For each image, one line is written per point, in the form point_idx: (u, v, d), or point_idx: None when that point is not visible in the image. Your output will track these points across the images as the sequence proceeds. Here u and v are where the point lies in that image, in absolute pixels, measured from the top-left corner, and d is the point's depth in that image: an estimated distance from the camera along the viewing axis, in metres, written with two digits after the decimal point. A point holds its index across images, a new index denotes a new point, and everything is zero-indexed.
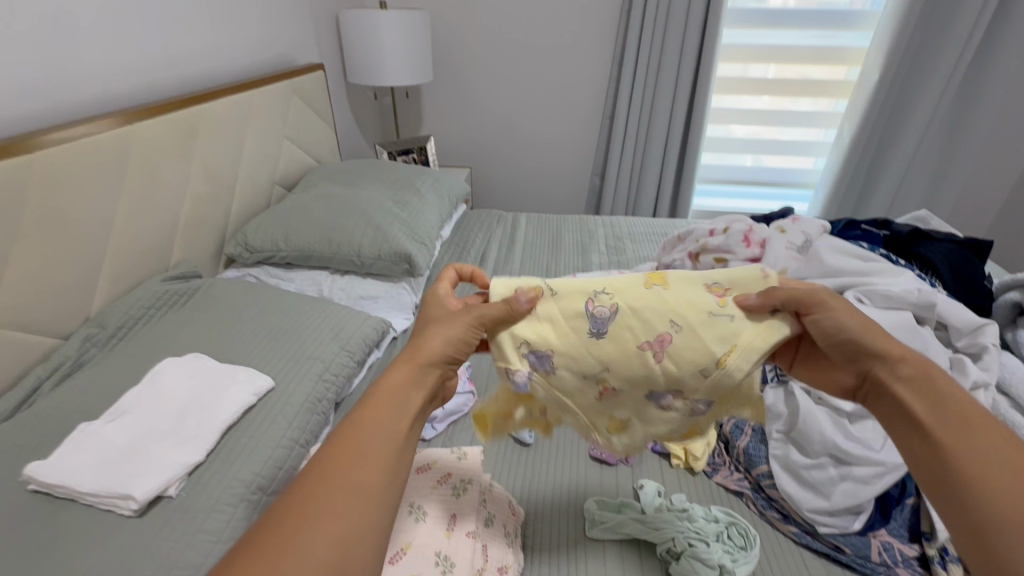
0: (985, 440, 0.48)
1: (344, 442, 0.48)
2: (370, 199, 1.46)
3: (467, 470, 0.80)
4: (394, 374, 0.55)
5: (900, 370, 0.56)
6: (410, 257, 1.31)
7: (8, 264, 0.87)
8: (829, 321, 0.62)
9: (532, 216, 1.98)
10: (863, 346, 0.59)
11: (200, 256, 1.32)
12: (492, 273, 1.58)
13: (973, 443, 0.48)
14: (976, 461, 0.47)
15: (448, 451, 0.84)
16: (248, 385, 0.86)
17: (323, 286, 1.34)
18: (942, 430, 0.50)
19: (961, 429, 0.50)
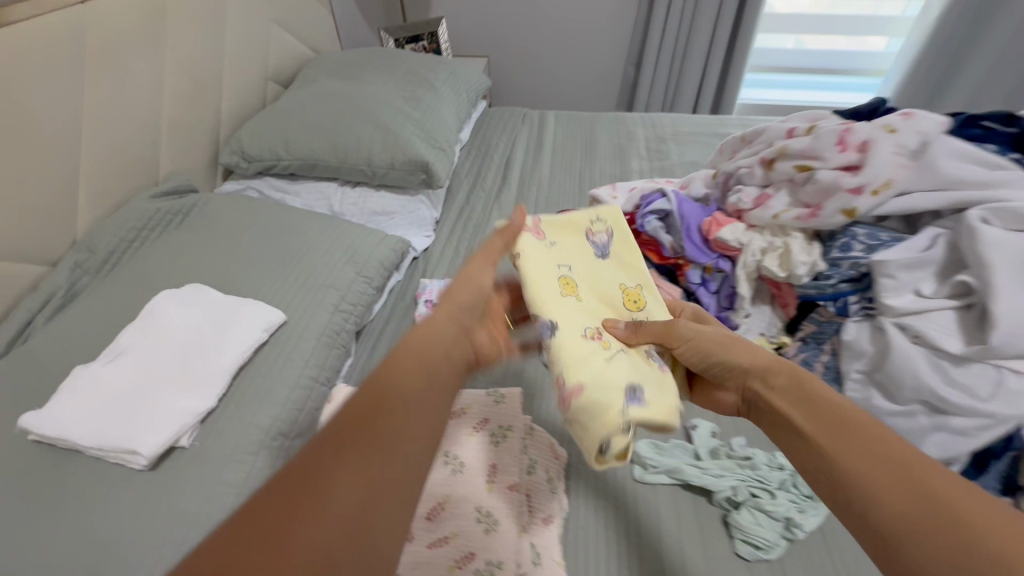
0: (867, 443, 0.45)
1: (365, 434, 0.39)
2: (377, 96, 1.25)
3: (506, 415, 0.74)
4: (433, 321, 0.52)
5: (783, 386, 0.55)
6: (427, 167, 1.14)
7: None
8: (692, 346, 0.62)
9: (561, 114, 1.74)
10: (719, 358, 0.60)
11: (193, 167, 1.17)
12: (519, 183, 1.41)
13: (863, 450, 0.45)
14: (883, 477, 0.43)
15: (484, 392, 0.77)
16: (258, 319, 0.76)
17: (332, 200, 1.20)
18: (826, 438, 0.48)
19: (837, 452, 0.46)
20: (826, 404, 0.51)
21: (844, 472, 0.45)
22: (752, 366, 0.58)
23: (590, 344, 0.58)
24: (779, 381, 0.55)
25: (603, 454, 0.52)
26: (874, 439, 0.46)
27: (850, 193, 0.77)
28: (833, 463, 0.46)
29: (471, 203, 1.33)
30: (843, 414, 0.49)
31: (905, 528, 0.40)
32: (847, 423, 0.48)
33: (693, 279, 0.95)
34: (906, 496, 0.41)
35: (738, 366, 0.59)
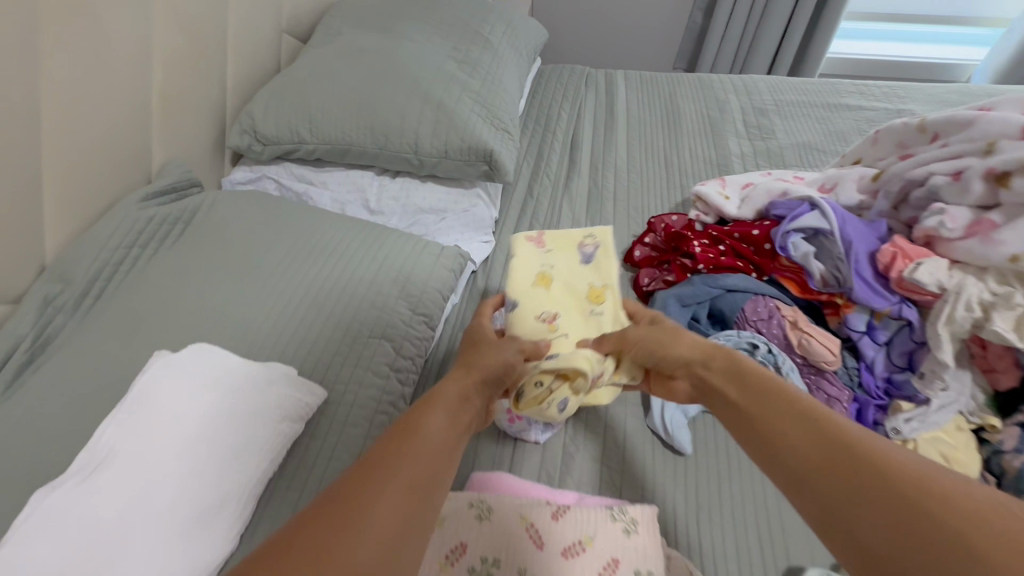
0: (814, 421, 0.39)
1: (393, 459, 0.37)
2: (423, 59, 0.98)
3: (641, 557, 0.52)
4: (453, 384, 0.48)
5: (721, 371, 0.49)
6: (491, 156, 0.89)
7: None
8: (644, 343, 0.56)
9: (632, 73, 1.44)
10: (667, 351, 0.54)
11: (195, 154, 0.93)
12: (591, 167, 1.15)
13: (797, 418, 0.40)
14: (819, 460, 0.36)
15: (606, 513, 0.55)
16: (288, 413, 0.56)
17: (367, 193, 0.96)
18: (755, 411, 0.43)
19: (779, 435, 0.40)
20: (766, 387, 0.44)
21: (785, 454, 0.38)
22: (696, 353, 0.52)
23: (539, 325, 0.62)
24: (715, 367, 0.50)
25: (518, 397, 0.56)
26: (817, 418, 0.39)
27: None
28: (772, 446, 0.40)
29: (535, 194, 1.08)
30: (772, 391, 0.44)
31: (856, 508, 0.33)
32: (789, 403, 0.42)
33: (856, 327, 0.72)
34: (844, 476, 0.34)
35: (687, 360, 0.53)
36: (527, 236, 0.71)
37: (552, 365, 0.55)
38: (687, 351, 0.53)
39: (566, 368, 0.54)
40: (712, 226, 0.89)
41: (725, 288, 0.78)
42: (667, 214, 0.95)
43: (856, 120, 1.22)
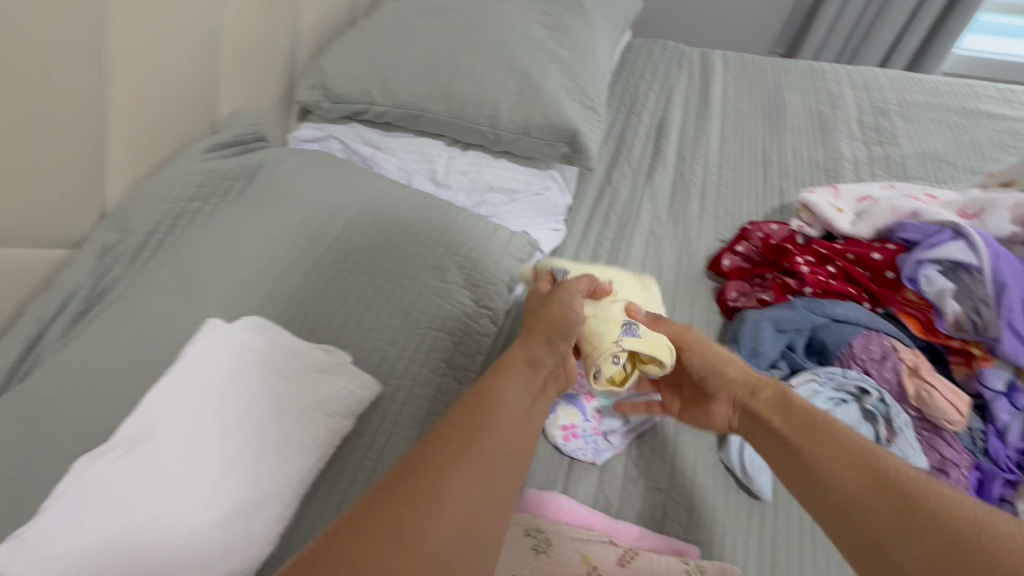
0: (855, 464, 0.44)
1: (445, 442, 0.42)
2: (511, 21, 0.88)
3: None
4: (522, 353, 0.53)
5: (767, 396, 0.55)
6: (576, 137, 0.81)
7: None
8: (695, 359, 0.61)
9: (732, 55, 1.29)
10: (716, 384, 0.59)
11: (263, 106, 0.88)
12: (677, 159, 1.04)
13: (834, 461, 0.46)
14: (837, 480, 0.44)
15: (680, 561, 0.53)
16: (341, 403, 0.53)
17: (434, 164, 0.90)
18: (801, 447, 0.48)
19: (817, 470, 0.46)
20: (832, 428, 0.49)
21: (824, 489, 0.45)
22: (707, 369, 0.60)
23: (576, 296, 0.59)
24: (768, 397, 0.55)
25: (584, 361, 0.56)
26: (843, 451, 0.46)
27: None
28: (813, 480, 0.46)
29: (612, 182, 0.98)
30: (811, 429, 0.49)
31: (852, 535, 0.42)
32: (842, 442, 0.47)
33: (989, 384, 0.62)
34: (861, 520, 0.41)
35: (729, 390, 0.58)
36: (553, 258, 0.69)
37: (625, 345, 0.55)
38: (696, 370, 0.61)
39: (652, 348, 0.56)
40: (820, 243, 0.77)
41: (832, 317, 0.68)
42: (767, 223, 0.84)
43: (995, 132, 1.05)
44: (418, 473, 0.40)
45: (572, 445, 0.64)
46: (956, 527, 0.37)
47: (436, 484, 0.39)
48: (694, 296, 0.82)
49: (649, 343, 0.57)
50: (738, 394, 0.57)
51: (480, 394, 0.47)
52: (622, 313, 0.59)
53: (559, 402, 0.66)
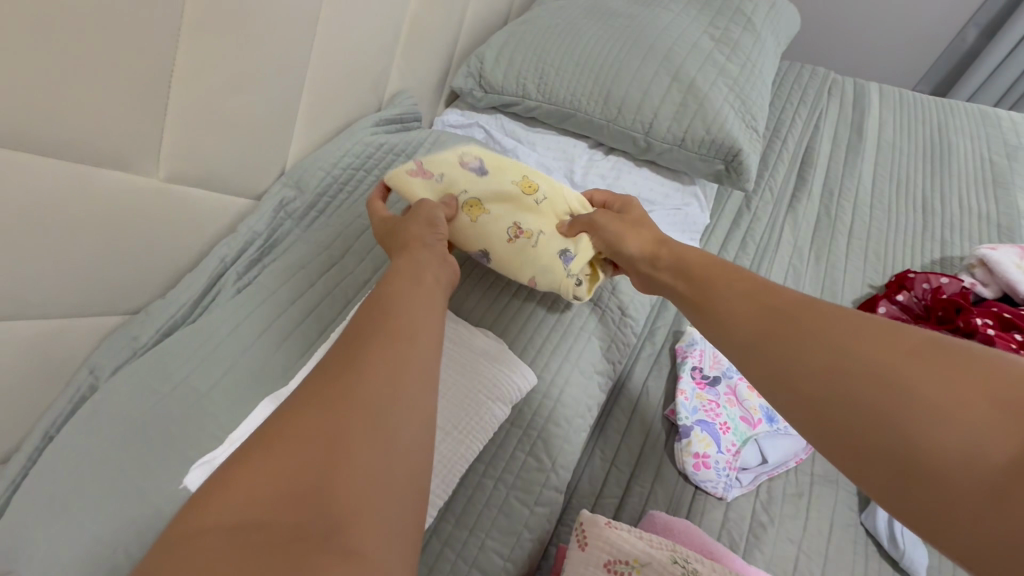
0: (856, 338, 0.35)
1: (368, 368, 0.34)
2: (679, 31, 0.87)
3: None
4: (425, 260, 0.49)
5: (671, 260, 0.54)
6: (737, 156, 0.77)
7: (183, 93, 0.53)
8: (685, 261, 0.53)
9: (890, 90, 1.19)
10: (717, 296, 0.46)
11: (421, 87, 0.91)
12: (824, 192, 0.97)
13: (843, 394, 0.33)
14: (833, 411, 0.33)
15: None
16: (488, 384, 0.52)
17: (575, 164, 0.89)
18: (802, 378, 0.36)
19: (832, 369, 0.34)
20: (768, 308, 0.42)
21: (830, 411, 0.33)
22: (645, 250, 0.57)
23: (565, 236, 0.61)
24: (716, 279, 0.48)
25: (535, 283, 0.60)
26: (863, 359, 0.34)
27: None
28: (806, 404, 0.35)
29: (752, 208, 0.93)
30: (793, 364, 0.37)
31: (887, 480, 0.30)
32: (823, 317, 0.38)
33: None
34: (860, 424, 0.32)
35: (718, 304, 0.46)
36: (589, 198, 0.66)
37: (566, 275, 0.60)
38: (638, 248, 0.57)
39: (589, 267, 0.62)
40: (1001, 307, 0.69)
41: None
42: (931, 275, 0.77)
43: None
44: (343, 376, 0.33)
45: (703, 474, 0.60)
46: (1018, 392, 0.29)
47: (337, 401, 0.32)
48: None
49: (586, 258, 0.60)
50: (657, 260, 0.55)
51: (389, 292, 0.41)
52: (562, 241, 0.60)
53: (694, 426, 0.62)
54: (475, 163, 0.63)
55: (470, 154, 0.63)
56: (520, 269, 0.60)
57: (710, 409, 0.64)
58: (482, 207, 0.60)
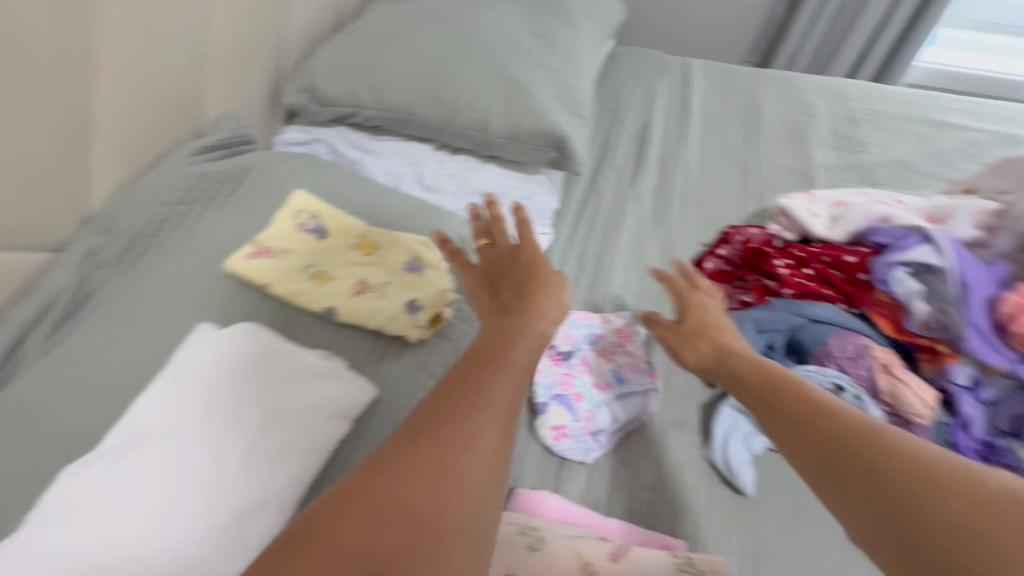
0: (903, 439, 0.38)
1: (428, 436, 0.35)
2: (499, 28, 0.91)
3: None
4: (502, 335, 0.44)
5: (728, 369, 0.54)
6: (565, 144, 0.83)
7: None
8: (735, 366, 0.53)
9: (710, 66, 1.33)
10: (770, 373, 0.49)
11: (248, 109, 0.87)
12: (660, 165, 1.06)
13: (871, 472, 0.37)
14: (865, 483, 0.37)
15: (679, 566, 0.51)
16: (334, 402, 0.51)
17: (424, 169, 0.90)
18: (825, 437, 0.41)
19: (850, 444, 0.39)
20: (792, 386, 0.47)
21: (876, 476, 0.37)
22: (704, 360, 0.57)
23: (407, 281, 0.60)
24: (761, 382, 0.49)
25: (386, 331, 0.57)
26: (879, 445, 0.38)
27: None
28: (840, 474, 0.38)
29: (598, 189, 1.00)
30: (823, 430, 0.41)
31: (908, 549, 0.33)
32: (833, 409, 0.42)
33: (957, 380, 0.65)
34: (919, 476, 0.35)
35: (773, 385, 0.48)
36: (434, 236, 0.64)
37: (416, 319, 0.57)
38: (695, 359, 0.58)
39: (440, 305, 0.59)
40: (797, 247, 0.80)
41: (811, 318, 0.71)
42: (745, 226, 0.87)
43: (955, 143, 1.11)
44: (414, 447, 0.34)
45: (563, 444, 0.65)
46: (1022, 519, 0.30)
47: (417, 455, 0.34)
48: None
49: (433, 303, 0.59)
50: (720, 364, 0.55)
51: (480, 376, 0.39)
52: (408, 292, 0.59)
53: (550, 401, 0.67)
54: (315, 223, 0.64)
55: (313, 215, 0.64)
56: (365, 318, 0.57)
57: (564, 382, 0.69)
58: (329, 273, 0.60)
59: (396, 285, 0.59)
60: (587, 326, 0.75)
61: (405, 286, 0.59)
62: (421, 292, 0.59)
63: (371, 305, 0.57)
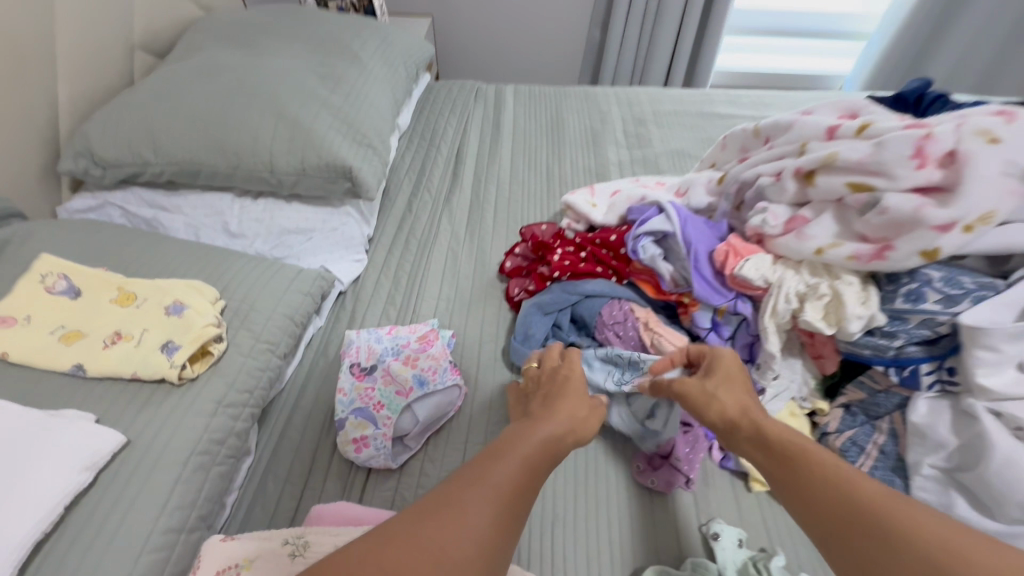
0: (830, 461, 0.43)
1: (405, 533, 0.38)
2: (281, 75, 0.95)
3: None
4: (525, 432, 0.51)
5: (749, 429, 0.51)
6: (352, 173, 0.88)
7: None
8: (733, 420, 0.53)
9: (521, 88, 1.46)
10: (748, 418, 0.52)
11: (16, 183, 0.84)
12: (473, 180, 1.15)
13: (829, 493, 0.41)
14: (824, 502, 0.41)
15: None
16: (73, 452, 0.50)
17: (225, 217, 0.91)
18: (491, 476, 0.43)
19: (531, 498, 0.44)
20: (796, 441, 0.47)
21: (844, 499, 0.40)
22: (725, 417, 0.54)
23: (165, 324, 0.61)
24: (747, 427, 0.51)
25: (142, 378, 0.57)
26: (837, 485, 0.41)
27: (936, 231, 0.54)
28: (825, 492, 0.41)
29: (413, 211, 1.06)
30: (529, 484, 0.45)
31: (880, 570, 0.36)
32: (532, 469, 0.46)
33: (703, 325, 0.73)
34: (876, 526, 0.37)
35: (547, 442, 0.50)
36: (198, 284, 0.66)
37: (172, 361, 0.58)
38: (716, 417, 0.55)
39: (200, 343, 0.59)
40: (577, 236, 0.89)
41: (584, 294, 0.79)
42: (537, 223, 0.96)
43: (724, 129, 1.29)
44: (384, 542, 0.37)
45: (365, 454, 0.67)
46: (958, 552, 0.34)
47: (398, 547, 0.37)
48: (485, 297, 0.90)
49: (195, 342, 0.60)
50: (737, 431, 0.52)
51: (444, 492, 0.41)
52: (164, 335, 0.59)
53: (350, 416, 0.70)
54: (63, 283, 0.63)
55: (63, 276, 0.64)
56: (117, 368, 0.57)
57: (365, 395, 0.72)
58: (81, 331, 0.60)
59: (154, 331, 0.60)
60: (391, 339, 0.79)
61: (159, 331, 0.60)
62: (178, 335, 0.60)
63: (124, 355, 0.58)
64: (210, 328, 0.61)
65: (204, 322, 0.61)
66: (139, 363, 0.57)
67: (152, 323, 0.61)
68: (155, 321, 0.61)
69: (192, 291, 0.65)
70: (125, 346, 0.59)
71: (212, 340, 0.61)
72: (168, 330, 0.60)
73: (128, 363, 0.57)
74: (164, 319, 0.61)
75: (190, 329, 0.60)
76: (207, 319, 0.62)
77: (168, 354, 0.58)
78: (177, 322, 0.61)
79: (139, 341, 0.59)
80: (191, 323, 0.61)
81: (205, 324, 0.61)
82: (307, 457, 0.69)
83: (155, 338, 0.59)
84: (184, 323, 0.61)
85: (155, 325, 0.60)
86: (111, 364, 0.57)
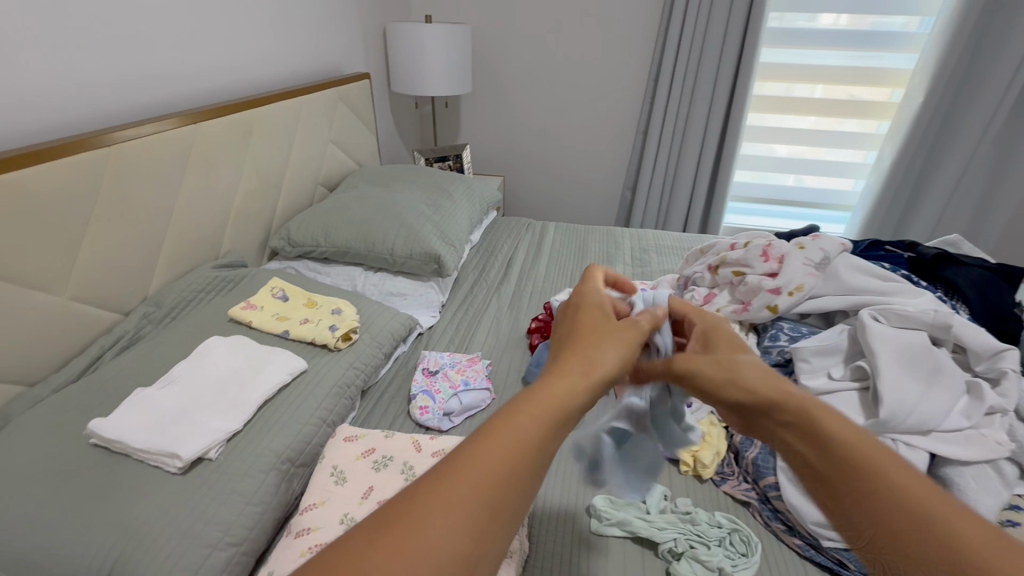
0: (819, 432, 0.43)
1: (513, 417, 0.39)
2: (405, 202, 1.55)
3: None
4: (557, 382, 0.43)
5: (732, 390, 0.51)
6: (440, 258, 1.39)
7: (83, 243, 0.97)
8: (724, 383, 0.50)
9: (561, 225, 2.01)
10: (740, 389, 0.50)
11: (245, 247, 1.42)
12: (518, 278, 1.63)
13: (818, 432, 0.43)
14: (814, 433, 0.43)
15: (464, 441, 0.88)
16: (284, 364, 0.94)
17: (356, 281, 1.43)
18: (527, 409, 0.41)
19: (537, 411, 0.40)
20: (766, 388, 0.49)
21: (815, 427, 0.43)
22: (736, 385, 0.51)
23: (331, 318, 1.08)
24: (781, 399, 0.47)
25: (317, 341, 1.03)
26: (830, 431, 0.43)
27: (771, 293, 0.95)
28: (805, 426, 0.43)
29: (473, 293, 1.53)
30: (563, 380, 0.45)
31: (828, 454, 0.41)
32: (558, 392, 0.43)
33: None
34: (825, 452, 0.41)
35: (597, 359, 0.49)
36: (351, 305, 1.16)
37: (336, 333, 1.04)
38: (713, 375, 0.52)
39: (348, 328, 1.06)
40: None
41: None
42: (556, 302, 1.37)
43: None
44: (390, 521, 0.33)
45: (425, 417, 1.03)
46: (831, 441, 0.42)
47: (499, 434, 0.38)
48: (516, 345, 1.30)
49: (347, 328, 1.06)
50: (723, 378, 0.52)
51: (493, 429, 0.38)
52: (332, 322, 1.07)
53: (418, 394, 1.08)
54: (280, 294, 1.15)
55: (280, 291, 1.16)
56: (305, 334, 1.04)
57: (428, 384, 1.11)
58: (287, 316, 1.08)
59: (324, 321, 1.07)
60: (450, 358, 1.19)
61: (327, 320, 1.07)
62: (338, 323, 1.07)
63: (310, 328, 1.05)
64: (355, 323, 1.08)
65: (352, 321, 1.09)
66: (318, 331, 1.04)
67: (324, 316, 1.09)
68: (325, 317, 1.09)
69: (346, 307, 1.14)
70: (311, 324, 1.06)
71: (354, 330, 1.07)
72: (333, 321, 1.07)
73: (311, 332, 1.04)
74: (329, 317, 1.08)
75: (344, 322, 1.07)
76: (354, 319, 1.10)
77: (332, 330, 1.05)
78: (339, 319, 1.09)
79: (319, 324, 1.07)
80: (346, 318, 1.09)
81: (353, 320, 1.08)
82: (388, 418, 1.05)
83: (326, 322, 1.07)
84: (341, 318, 1.09)
85: (325, 318, 1.08)
86: (303, 332, 1.04)
